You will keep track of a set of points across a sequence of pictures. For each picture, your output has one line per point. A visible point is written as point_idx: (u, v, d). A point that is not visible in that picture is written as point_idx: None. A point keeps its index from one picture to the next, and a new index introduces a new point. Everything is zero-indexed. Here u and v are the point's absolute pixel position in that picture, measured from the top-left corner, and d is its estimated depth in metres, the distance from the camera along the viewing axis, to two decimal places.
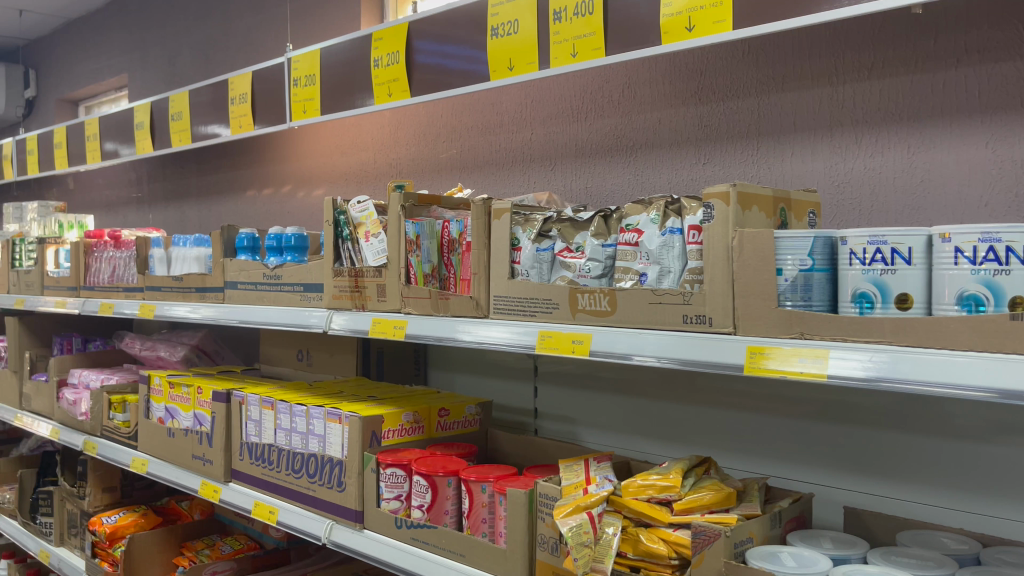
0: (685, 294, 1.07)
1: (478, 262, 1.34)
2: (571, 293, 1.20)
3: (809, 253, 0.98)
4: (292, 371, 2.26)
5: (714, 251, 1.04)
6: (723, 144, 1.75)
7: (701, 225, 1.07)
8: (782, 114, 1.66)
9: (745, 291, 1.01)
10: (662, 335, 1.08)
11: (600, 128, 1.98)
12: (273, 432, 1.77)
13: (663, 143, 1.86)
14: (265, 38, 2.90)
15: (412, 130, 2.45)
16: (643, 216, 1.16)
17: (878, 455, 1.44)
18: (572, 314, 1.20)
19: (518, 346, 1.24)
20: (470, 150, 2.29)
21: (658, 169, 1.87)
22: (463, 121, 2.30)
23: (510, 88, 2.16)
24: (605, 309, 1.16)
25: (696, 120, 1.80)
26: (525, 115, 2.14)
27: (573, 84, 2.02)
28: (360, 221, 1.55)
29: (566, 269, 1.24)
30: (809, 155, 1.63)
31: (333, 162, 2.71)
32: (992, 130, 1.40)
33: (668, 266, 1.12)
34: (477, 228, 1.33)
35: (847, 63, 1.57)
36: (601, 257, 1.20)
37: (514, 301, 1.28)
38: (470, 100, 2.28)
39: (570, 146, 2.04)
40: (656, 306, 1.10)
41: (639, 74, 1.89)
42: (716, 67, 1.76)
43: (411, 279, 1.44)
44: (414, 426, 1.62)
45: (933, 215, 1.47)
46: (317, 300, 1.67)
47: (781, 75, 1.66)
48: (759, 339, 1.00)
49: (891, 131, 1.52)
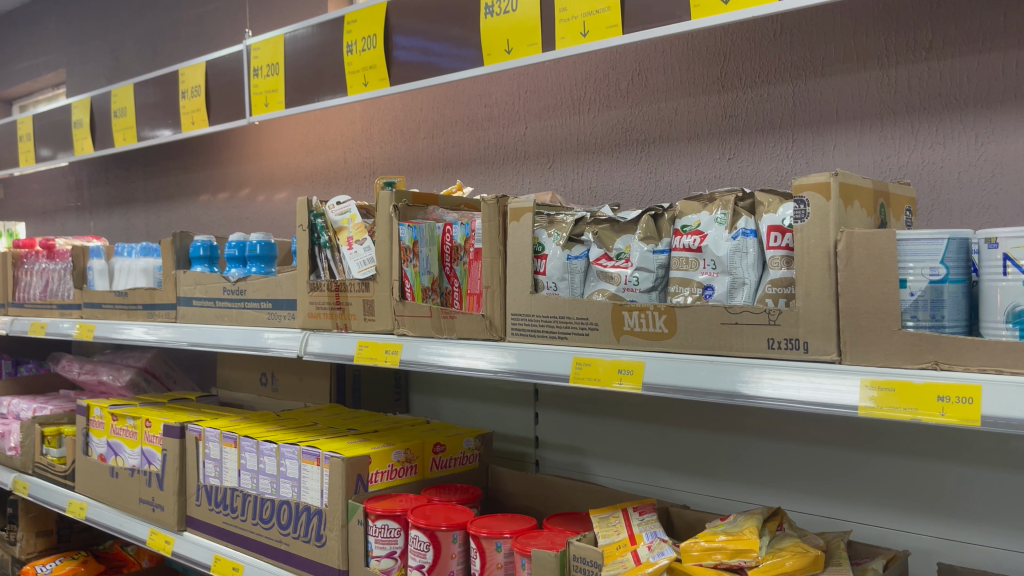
0: (769, 313, 0.85)
1: (491, 274, 1.10)
2: (615, 310, 0.97)
3: (941, 259, 0.76)
4: (255, 398, 2.00)
5: (811, 256, 0.82)
6: (752, 137, 1.55)
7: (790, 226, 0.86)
8: (821, 102, 1.46)
9: (854, 309, 0.79)
10: (739, 365, 0.86)
11: (606, 120, 1.76)
12: (236, 473, 1.51)
13: (680, 136, 1.65)
14: (220, 27, 2.63)
15: (388, 125, 2.21)
16: (704, 215, 0.95)
17: (951, 494, 1.23)
18: (615, 337, 0.98)
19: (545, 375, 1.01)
20: (455, 148, 2.05)
21: (673, 166, 1.66)
22: (447, 114, 2.07)
23: (502, 77, 1.94)
24: (658, 331, 0.94)
25: (719, 110, 1.59)
26: (518, 108, 1.92)
27: (574, 71, 1.80)
28: (340, 225, 1.31)
29: (607, 282, 1.00)
30: (856, 148, 1.43)
31: (297, 162, 2.46)
32: None
33: (742, 277, 0.90)
34: (490, 232, 1.10)
35: (899, 42, 1.37)
36: (652, 266, 0.97)
37: (538, 321, 1.05)
38: (455, 91, 2.04)
39: (571, 141, 1.82)
40: (731, 327, 0.88)
41: (652, 59, 1.68)
42: (742, 50, 1.55)
43: (408, 295, 1.20)
44: (405, 466, 1.38)
45: (1008, 213, 1.28)
46: (288, 319, 1.42)
47: (821, 57, 1.46)
48: (876, 369, 0.78)
49: (954, 119, 1.32)
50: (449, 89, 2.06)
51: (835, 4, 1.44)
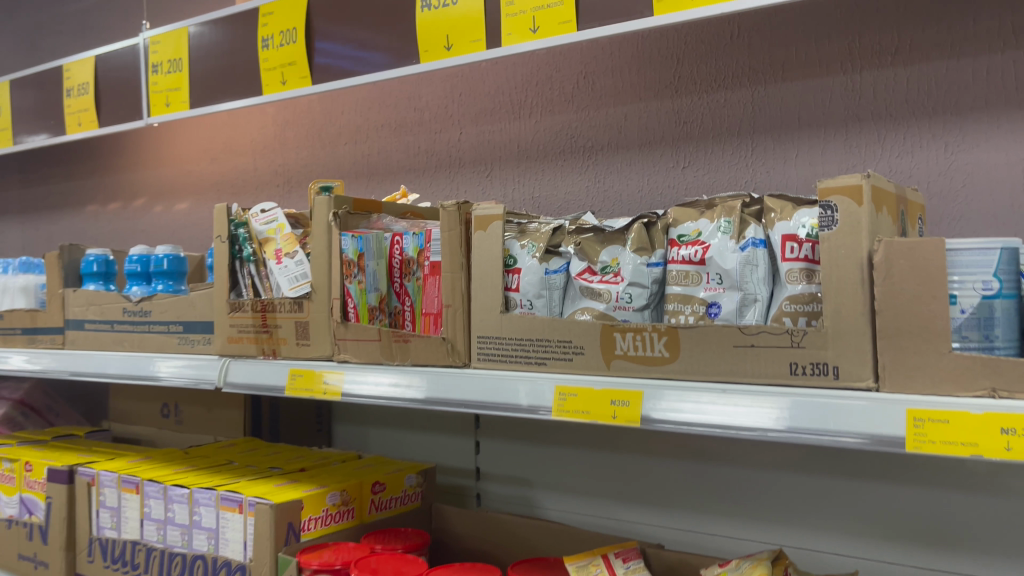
0: (791, 333, 0.75)
1: (451, 291, 0.96)
2: (605, 331, 0.85)
3: (993, 272, 0.68)
4: (156, 432, 1.78)
5: (842, 268, 0.72)
6: (708, 144, 1.47)
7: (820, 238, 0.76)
8: (781, 108, 1.39)
9: (895, 329, 0.70)
10: (757, 392, 0.75)
11: (549, 125, 1.65)
12: (139, 524, 1.30)
13: (629, 144, 1.55)
14: (110, 20, 2.39)
15: (305, 130, 2.03)
16: (704, 224, 0.84)
17: (930, 523, 1.14)
18: (605, 362, 0.85)
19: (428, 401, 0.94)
20: (381, 155, 1.90)
21: (622, 175, 1.56)
22: (372, 119, 1.92)
23: (434, 79, 1.81)
24: (654, 355, 0.82)
25: (672, 116, 1.51)
26: (452, 112, 1.79)
27: (513, 73, 1.69)
28: (266, 236, 1.14)
29: (594, 300, 0.88)
30: (819, 156, 1.36)
31: (201, 169, 2.24)
32: None
33: (753, 292, 0.80)
34: (450, 243, 0.97)
35: (864, 47, 1.32)
36: (646, 281, 0.85)
37: (509, 345, 0.92)
38: (381, 94, 1.90)
39: (511, 147, 1.70)
40: (746, 350, 0.77)
41: (600, 61, 1.59)
42: (697, 53, 1.47)
43: (352, 316, 1.05)
44: (341, 510, 1.21)
45: (979, 225, 1.23)
46: (203, 344, 1.23)
47: (781, 61, 1.39)
48: (923, 398, 0.68)
49: (923, 126, 1.27)
50: (374, 91, 1.91)
51: (795, 6, 1.38)
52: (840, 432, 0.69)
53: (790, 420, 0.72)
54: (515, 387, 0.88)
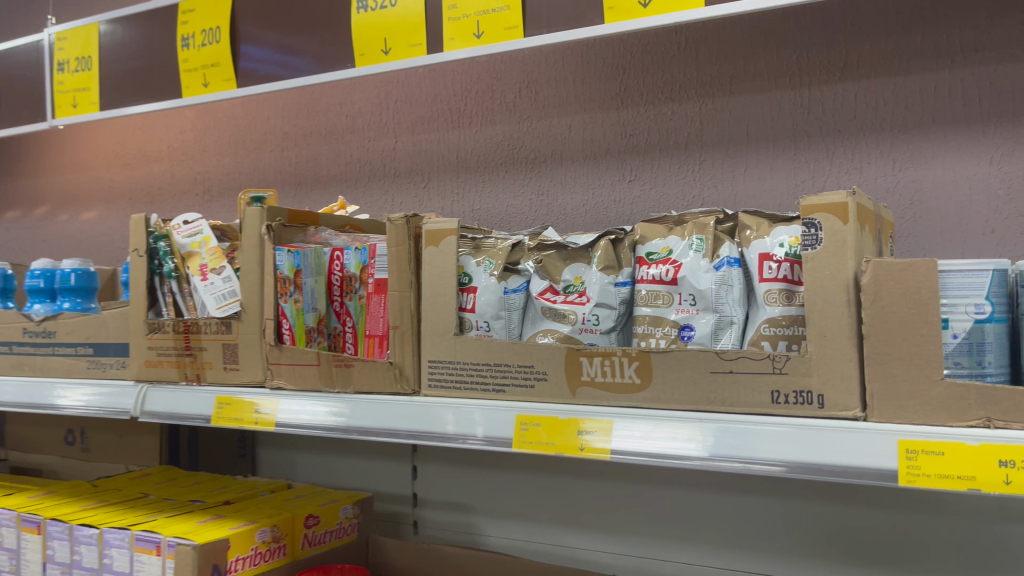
0: (773, 359, 0.70)
1: (399, 311, 0.89)
2: (570, 355, 0.79)
3: (987, 295, 0.64)
4: (60, 462, 1.63)
5: (827, 289, 0.68)
6: (655, 157, 1.43)
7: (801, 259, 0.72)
8: (729, 121, 1.37)
9: (886, 355, 0.66)
10: (738, 422, 0.70)
11: (490, 135, 1.59)
12: (41, 567, 1.17)
13: (574, 156, 1.51)
14: (11, 14, 2.21)
15: (227, 135, 1.92)
16: (675, 241, 0.79)
17: (902, 545, 1.07)
18: (570, 391, 0.79)
19: (336, 429, 0.89)
20: (310, 163, 1.81)
21: (566, 188, 1.51)
22: (300, 124, 1.82)
23: (368, 85, 1.73)
24: (623, 382, 0.77)
25: (618, 128, 1.47)
26: (387, 120, 1.72)
27: (452, 80, 1.63)
28: (189, 250, 1.04)
29: (558, 322, 0.82)
30: (767, 172, 1.34)
31: (111, 176, 2.09)
32: (998, 141, 1.18)
33: (729, 315, 0.75)
34: (398, 259, 0.89)
35: (812, 61, 1.30)
36: (614, 302, 0.80)
37: (464, 371, 0.85)
38: (311, 99, 1.80)
39: (450, 157, 1.64)
40: (724, 376, 0.72)
41: (543, 70, 1.54)
42: (643, 63, 1.44)
43: (286, 339, 0.96)
44: (272, 547, 1.11)
45: (927, 242, 1.22)
46: (116, 368, 1.12)
47: (728, 74, 1.37)
48: (916, 429, 0.64)
49: (871, 142, 1.26)
50: (304, 96, 1.81)
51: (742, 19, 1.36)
52: (767, 460, 0.68)
53: (716, 448, 0.70)
54: (441, 416, 0.84)
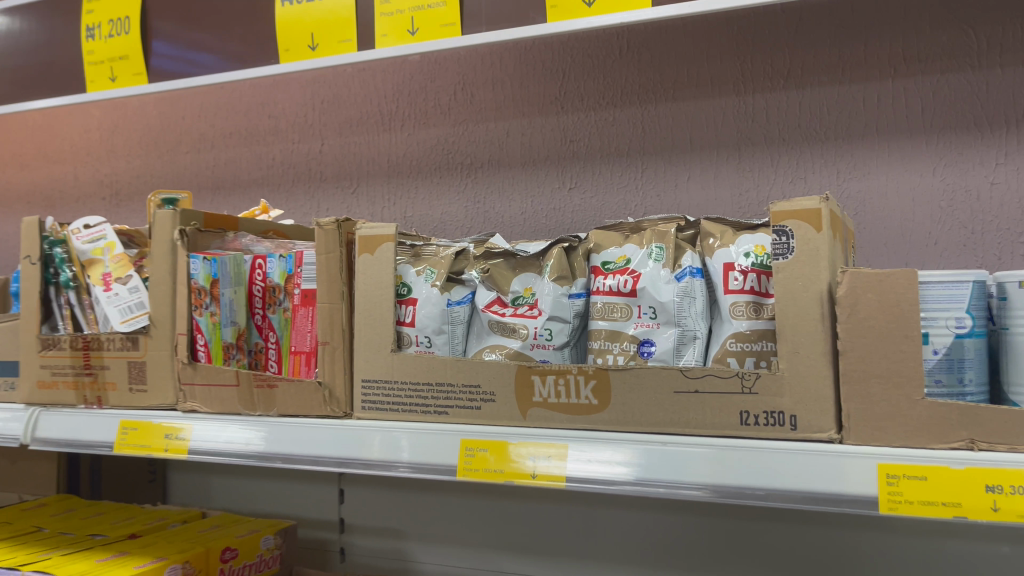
0: (742, 377, 0.65)
1: (329, 326, 0.81)
2: (521, 373, 0.72)
3: (968, 308, 0.61)
4: None
5: (800, 302, 0.63)
6: (595, 164, 1.39)
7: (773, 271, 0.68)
8: (671, 127, 1.33)
9: (864, 373, 0.61)
10: (703, 446, 0.65)
11: (425, 139, 1.52)
12: None
13: (511, 162, 1.45)
14: None
15: (137, 135, 1.79)
16: (633, 249, 0.73)
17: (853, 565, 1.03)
18: (520, 413, 0.73)
19: (257, 457, 0.80)
20: (229, 166, 1.69)
21: (503, 195, 1.45)
22: (219, 125, 1.71)
23: (293, 84, 1.64)
24: (578, 403, 0.70)
25: (557, 133, 1.42)
26: (313, 121, 1.62)
27: (384, 82, 1.56)
28: (90, 257, 0.93)
29: (507, 337, 0.75)
30: (710, 181, 1.31)
31: (7, 177, 1.93)
32: (941, 152, 1.17)
33: (692, 329, 0.70)
34: (328, 268, 0.81)
35: (756, 68, 1.28)
36: (567, 316, 0.74)
37: (403, 391, 0.77)
38: (230, 98, 1.69)
39: (381, 162, 1.56)
40: (689, 397, 0.66)
41: (480, 72, 1.48)
42: (584, 67, 1.40)
43: (200, 356, 0.86)
44: None
45: (871, 253, 1.21)
46: (4, 390, 0.99)
47: (671, 80, 1.34)
48: (896, 452, 0.60)
49: (815, 152, 1.24)
50: (223, 94, 1.70)
51: (685, 24, 1.33)
52: (737, 487, 0.63)
53: (651, 471, 0.65)
54: (373, 440, 0.77)
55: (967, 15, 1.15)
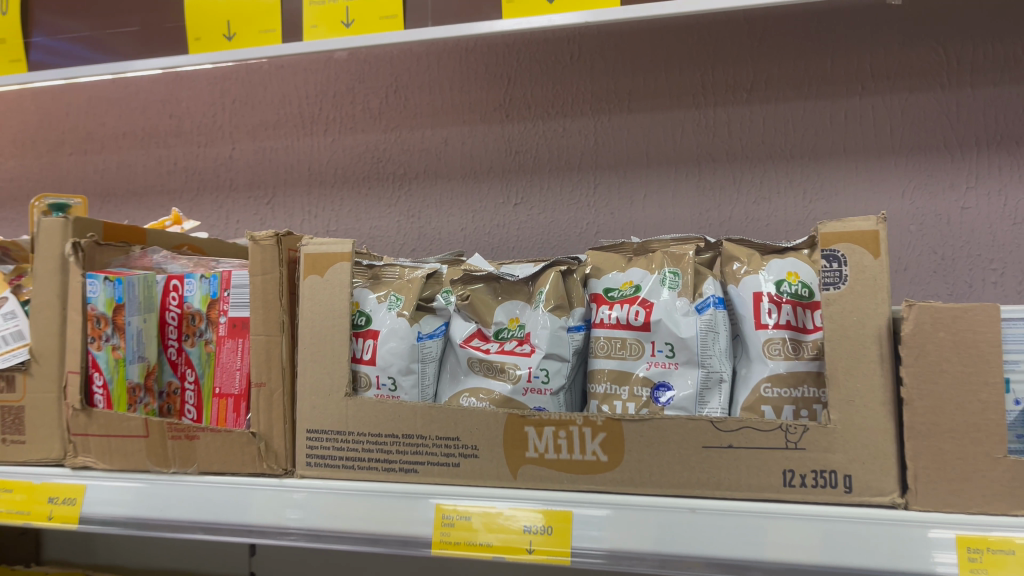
0: (786, 430, 0.54)
1: (266, 363, 0.66)
2: (512, 424, 0.59)
3: None
4: None
5: (855, 341, 0.53)
6: (543, 178, 1.28)
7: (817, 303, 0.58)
8: (627, 141, 1.24)
9: (936, 427, 0.51)
10: (741, 513, 0.54)
11: (352, 146, 1.38)
12: None
13: (451, 172, 1.32)
14: None
15: (13, 132, 1.56)
16: (642, 275, 0.62)
17: None
18: (510, 472, 0.60)
19: (174, 526, 0.66)
20: (124, 171, 1.50)
21: (441, 209, 1.33)
22: (110, 124, 1.51)
23: (199, 81, 1.46)
24: (582, 461, 0.58)
25: (501, 144, 1.30)
26: (222, 122, 1.45)
27: (305, 81, 1.40)
28: None
29: (491, 379, 0.62)
30: (669, 199, 1.22)
31: None
32: (910, 174, 1.12)
33: (718, 370, 0.59)
34: (264, 291, 0.66)
35: (716, 80, 1.20)
36: (566, 353, 0.62)
37: (361, 445, 0.63)
38: (125, 93, 1.50)
39: (302, 170, 1.40)
40: (721, 454, 0.55)
41: (416, 75, 1.35)
42: (531, 72, 1.28)
43: (97, 401, 0.69)
44: None
45: None
46: None
47: (627, 89, 1.24)
48: (973, 520, 0.51)
49: (780, 170, 1.17)
50: (116, 89, 1.50)
51: (642, 29, 1.24)
52: (784, 563, 0.53)
53: (677, 543, 0.55)
54: (324, 504, 0.63)
55: (938, 31, 1.10)
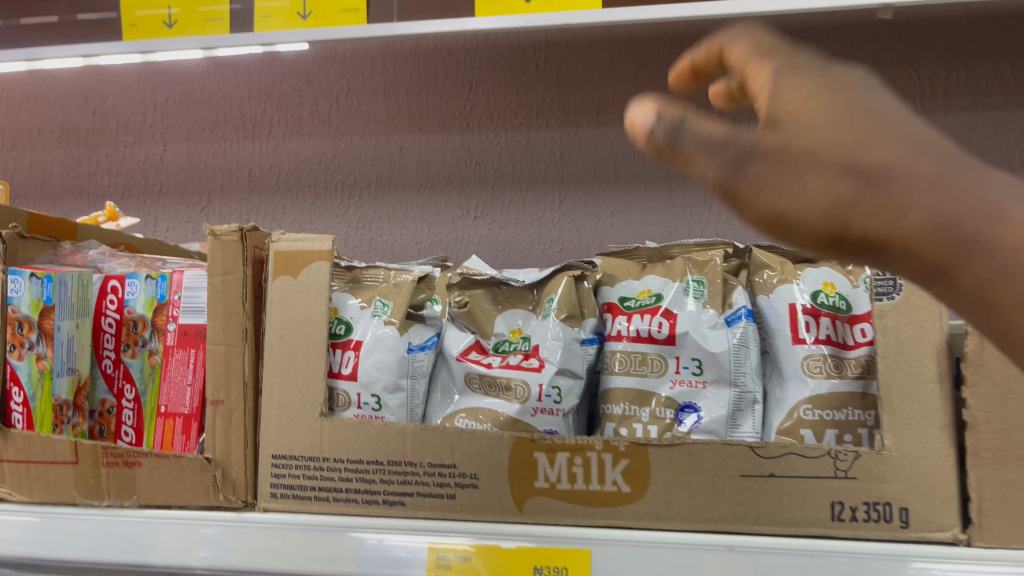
0: (835, 457, 0.48)
1: (226, 379, 0.57)
2: (520, 448, 0.52)
3: None
4: None
5: (911, 358, 0.48)
6: (505, 192, 1.11)
7: (864, 315, 0.53)
8: (595, 157, 1.09)
9: (1001, 454, 0.46)
10: (784, 552, 0.48)
11: (293, 152, 1.18)
12: None
13: (405, 182, 1.15)
14: None
15: None
16: (663, 282, 0.56)
17: None
18: (516, 505, 0.52)
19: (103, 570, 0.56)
20: (11, 174, 1.29)
21: (383, 224, 1.14)
22: (23, 119, 1.28)
23: (109, 73, 1.26)
24: (601, 492, 0.51)
25: (461, 153, 1.13)
26: (144, 120, 1.24)
27: (232, 80, 1.21)
28: None
29: (496, 397, 0.55)
30: (637, 216, 1.07)
31: None
32: None
33: (751, 391, 0.53)
34: (225, 294, 0.57)
35: (687, 94, 1.06)
36: (579, 369, 0.56)
37: (337, 474, 0.54)
38: (21, 85, 1.29)
39: (232, 177, 1.20)
40: (761, 483, 0.49)
41: (360, 76, 1.16)
42: (493, 79, 1.12)
43: (17, 421, 0.58)
44: None
45: None
46: None
47: (595, 102, 1.09)
48: None
49: None
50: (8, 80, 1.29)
51: (612, 34, 1.09)
52: None
53: None
54: (290, 545, 0.54)
55: None
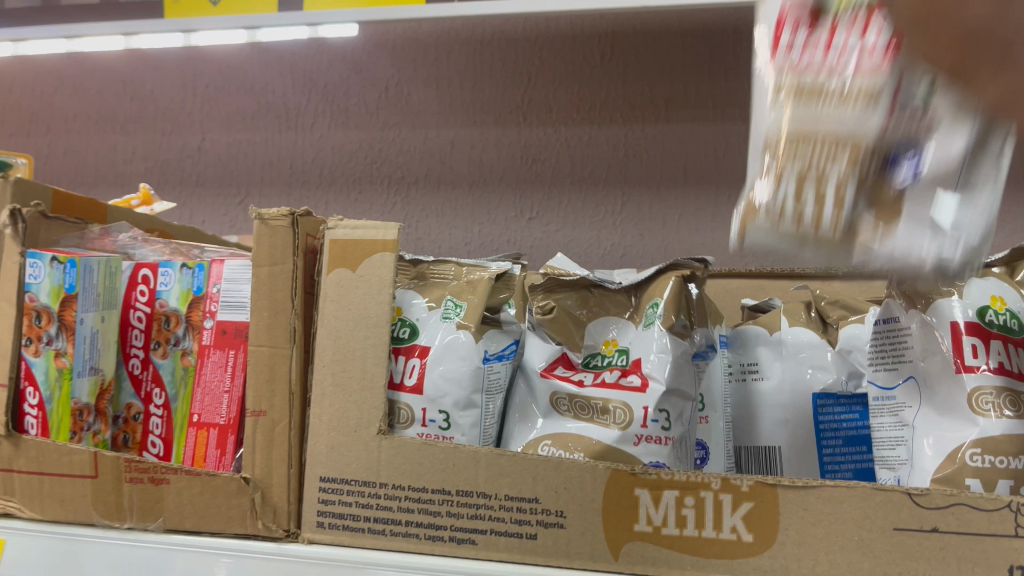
0: (1017, 510, 0.38)
1: (269, 387, 0.49)
2: (619, 482, 0.43)
3: None
4: None
5: None
6: (564, 191, 1.00)
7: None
8: (663, 155, 0.97)
9: None
10: None
11: (335, 144, 1.09)
12: None
13: (455, 179, 1.04)
14: None
15: None
16: None
17: None
18: (613, 554, 0.43)
19: None
20: (46, 162, 1.22)
21: (427, 224, 1.04)
22: (59, 104, 1.22)
23: (149, 57, 1.19)
24: (716, 539, 0.42)
25: (516, 149, 1.02)
26: (182, 108, 1.17)
27: (273, 67, 1.12)
28: None
29: (592, 421, 0.47)
30: (709, 222, 0.95)
31: None
32: None
33: None
34: (272, 287, 0.49)
35: None
36: (689, 390, 0.48)
37: (395, 504, 0.46)
38: (58, 68, 1.22)
39: (272, 169, 1.12)
40: (919, 540, 0.39)
41: (408, 65, 1.06)
42: (555, 71, 1.01)
43: (31, 427, 0.51)
44: None
45: None
46: None
47: (665, 97, 0.97)
48: None
49: None
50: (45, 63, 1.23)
51: (686, 20, 0.97)
52: None
53: None
54: None
55: None
